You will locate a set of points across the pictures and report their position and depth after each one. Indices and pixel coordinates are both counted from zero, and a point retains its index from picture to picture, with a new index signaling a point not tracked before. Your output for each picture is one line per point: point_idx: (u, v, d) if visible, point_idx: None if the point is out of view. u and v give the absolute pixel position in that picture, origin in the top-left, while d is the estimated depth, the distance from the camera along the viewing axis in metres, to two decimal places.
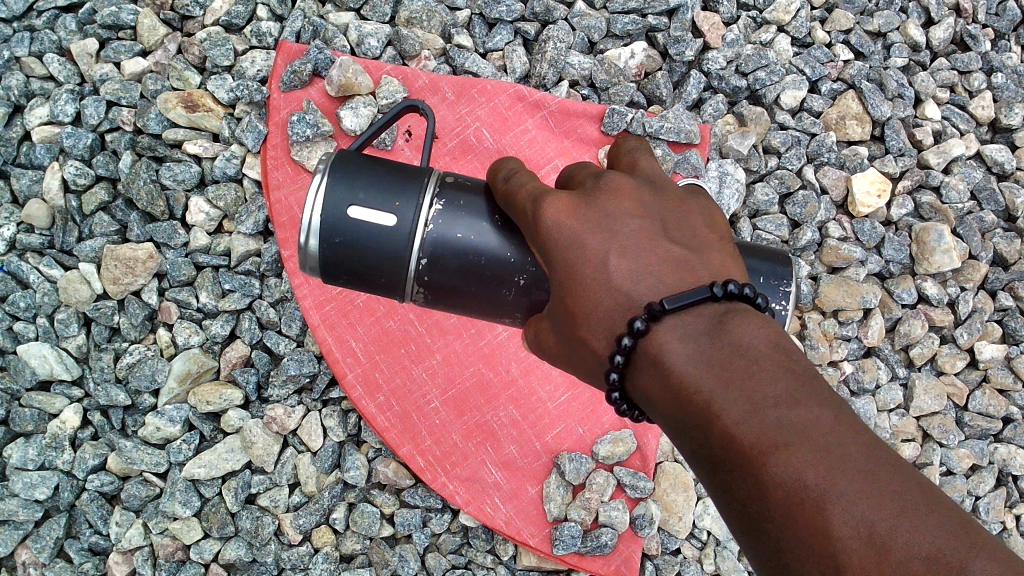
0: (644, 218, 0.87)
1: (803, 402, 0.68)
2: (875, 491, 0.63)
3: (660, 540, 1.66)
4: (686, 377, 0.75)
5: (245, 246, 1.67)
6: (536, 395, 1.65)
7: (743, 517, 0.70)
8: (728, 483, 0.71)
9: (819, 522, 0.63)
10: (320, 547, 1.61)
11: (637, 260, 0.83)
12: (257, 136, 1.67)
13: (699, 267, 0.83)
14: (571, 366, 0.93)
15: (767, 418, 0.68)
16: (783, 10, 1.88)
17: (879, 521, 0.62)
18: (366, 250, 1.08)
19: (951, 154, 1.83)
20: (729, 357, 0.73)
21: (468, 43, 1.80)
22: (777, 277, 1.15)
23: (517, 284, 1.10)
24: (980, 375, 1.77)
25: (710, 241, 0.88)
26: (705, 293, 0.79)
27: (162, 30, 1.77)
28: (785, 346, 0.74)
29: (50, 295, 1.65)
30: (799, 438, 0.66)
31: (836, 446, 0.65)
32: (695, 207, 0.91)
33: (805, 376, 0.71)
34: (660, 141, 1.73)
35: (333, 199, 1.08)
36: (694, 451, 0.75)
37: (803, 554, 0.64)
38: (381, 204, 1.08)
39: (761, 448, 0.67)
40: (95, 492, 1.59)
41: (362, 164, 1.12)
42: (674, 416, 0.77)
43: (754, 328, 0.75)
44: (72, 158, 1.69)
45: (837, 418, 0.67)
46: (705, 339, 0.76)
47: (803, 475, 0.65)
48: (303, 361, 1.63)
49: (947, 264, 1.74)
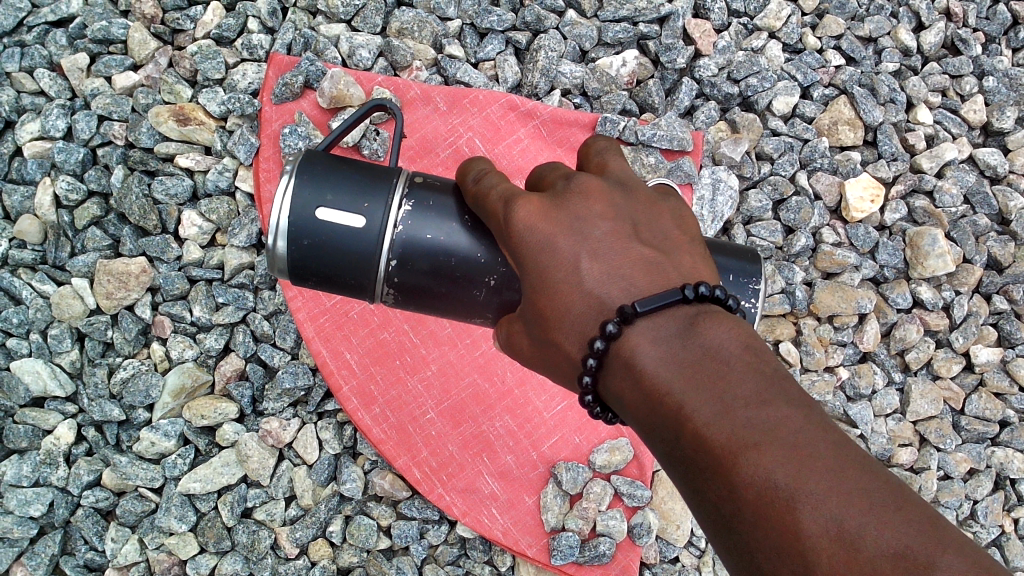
0: (615, 219, 0.86)
1: (771, 403, 0.69)
2: (844, 489, 0.64)
3: (658, 549, 1.65)
4: (657, 379, 0.76)
5: (238, 259, 1.67)
6: (532, 405, 1.65)
7: (714, 517, 0.70)
8: (701, 484, 0.71)
9: (790, 521, 0.64)
10: (317, 560, 1.61)
11: (608, 263, 0.83)
12: (249, 149, 1.66)
13: (671, 270, 0.83)
14: (543, 368, 0.92)
15: (737, 419, 0.69)
16: (773, 17, 1.88)
17: (849, 519, 0.63)
18: (333, 251, 1.08)
19: (944, 158, 1.83)
20: (700, 359, 0.74)
21: (459, 54, 1.79)
22: (745, 274, 1.14)
23: (488, 284, 1.10)
24: (976, 379, 1.77)
25: (681, 242, 0.88)
26: (676, 296, 0.79)
27: (153, 43, 1.77)
28: (755, 348, 0.75)
29: (42, 311, 1.64)
30: (768, 438, 0.67)
31: (805, 446, 0.66)
32: (666, 208, 0.91)
33: (773, 377, 0.72)
34: (653, 149, 1.72)
35: (301, 200, 1.08)
36: (666, 452, 0.76)
37: (774, 554, 0.65)
38: (349, 205, 1.08)
39: (732, 449, 0.68)
40: (90, 508, 1.58)
41: (330, 165, 1.12)
42: (647, 418, 0.77)
43: (725, 330, 0.76)
44: (64, 173, 1.69)
45: (806, 418, 0.68)
46: (677, 342, 0.77)
47: (773, 475, 0.65)
48: (297, 374, 1.63)
49: (941, 268, 1.74)
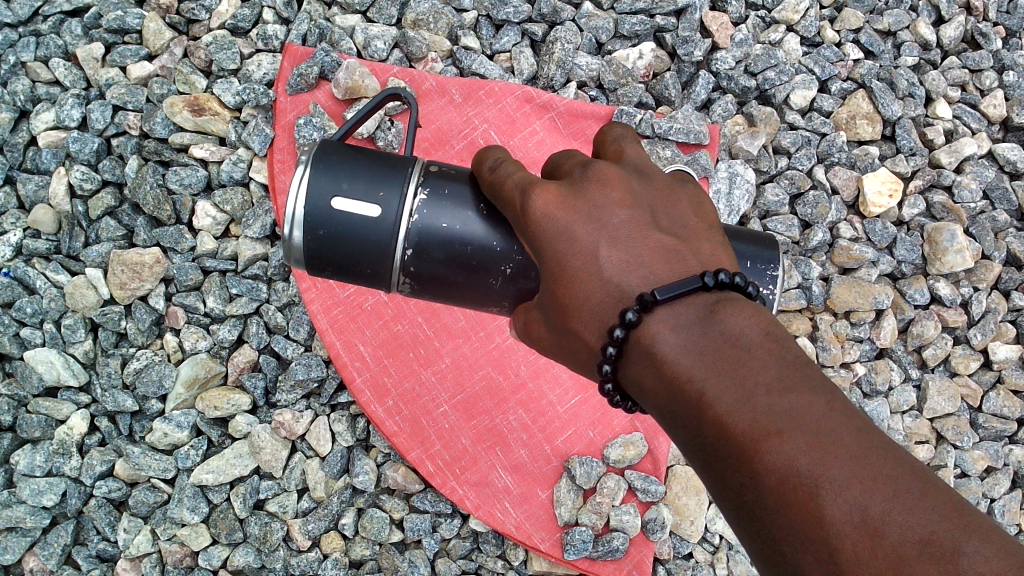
0: (634, 207, 0.85)
1: (795, 389, 0.68)
2: (869, 475, 0.63)
3: (672, 544, 1.64)
4: (677, 366, 0.74)
5: (252, 251, 1.66)
6: (546, 398, 1.64)
7: (738, 505, 0.69)
8: (723, 472, 0.70)
9: (813, 508, 0.63)
10: (329, 553, 1.60)
11: (628, 251, 0.82)
12: (263, 140, 1.66)
13: (690, 257, 0.82)
14: (562, 357, 0.91)
15: (760, 406, 0.68)
16: (791, 10, 1.86)
17: (874, 506, 0.61)
18: (349, 241, 1.07)
19: (964, 153, 1.81)
20: (720, 346, 0.73)
21: (476, 45, 1.79)
22: (763, 261, 1.13)
23: (504, 273, 1.08)
24: (994, 376, 1.76)
25: (700, 230, 0.87)
26: (696, 283, 0.78)
27: (167, 34, 1.76)
28: (777, 334, 0.73)
29: (56, 301, 1.63)
30: (791, 424, 0.66)
31: (829, 432, 0.65)
32: (684, 195, 0.90)
33: (796, 363, 0.70)
34: (669, 142, 1.71)
35: (316, 190, 1.07)
36: (687, 440, 0.74)
37: (798, 541, 0.64)
38: (365, 195, 1.07)
39: (754, 436, 0.67)
40: (103, 498, 1.58)
41: (345, 154, 1.11)
42: (667, 406, 0.76)
43: (745, 316, 0.74)
44: (79, 163, 1.68)
45: (829, 403, 0.67)
46: (697, 329, 0.75)
47: (796, 461, 0.64)
48: (311, 366, 1.62)
49: (960, 264, 1.72)
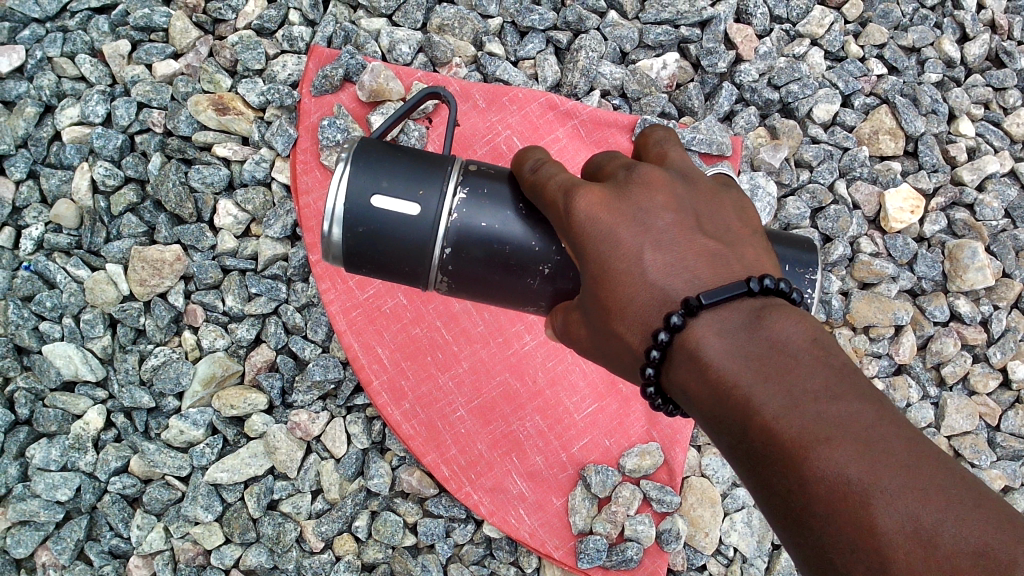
0: (678, 210, 0.85)
1: (843, 396, 0.68)
2: (920, 485, 0.63)
3: (686, 556, 1.64)
4: (722, 371, 0.74)
5: (273, 250, 1.67)
6: (563, 406, 1.63)
7: (785, 511, 0.69)
8: (768, 478, 0.70)
9: (864, 517, 0.63)
10: (342, 555, 1.60)
11: (672, 254, 0.81)
12: (287, 141, 1.67)
13: (734, 262, 0.81)
14: (602, 359, 0.91)
15: (808, 413, 0.67)
16: (816, 24, 1.87)
17: (926, 516, 0.61)
18: (389, 239, 1.07)
19: (986, 171, 1.82)
20: (767, 352, 0.72)
21: (500, 52, 1.80)
22: (802, 265, 1.13)
23: (542, 272, 1.08)
24: (1013, 396, 1.75)
25: (743, 235, 0.87)
26: (741, 288, 0.77)
27: (194, 33, 1.78)
28: (825, 341, 0.73)
29: (76, 296, 1.64)
30: (840, 432, 0.66)
31: (878, 441, 0.65)
32: (727, 201, 0.90)
33: (843, 371, 0.70)
34: (692, 152, 1.70)
35: (356, 187, 1.07)
36: (730, 445, 0.74)
37: (847, 548, 0.63)
38: (404, 192, 1.07)
39: (803, 443, 0.66)
40: (117, 494, 1.57)
41: (384, 152, 1.11)
42: (711, 411, 0.75)
43: (791, 323, 0.74)
44: (102, 159, 1.69)
45: (877, 413, 0.67)
46: (742, 335, 0.75)
47: (846, 469, 0.64)
48: (328, 367, 1.62)
49: (980, 281, 1.72)
